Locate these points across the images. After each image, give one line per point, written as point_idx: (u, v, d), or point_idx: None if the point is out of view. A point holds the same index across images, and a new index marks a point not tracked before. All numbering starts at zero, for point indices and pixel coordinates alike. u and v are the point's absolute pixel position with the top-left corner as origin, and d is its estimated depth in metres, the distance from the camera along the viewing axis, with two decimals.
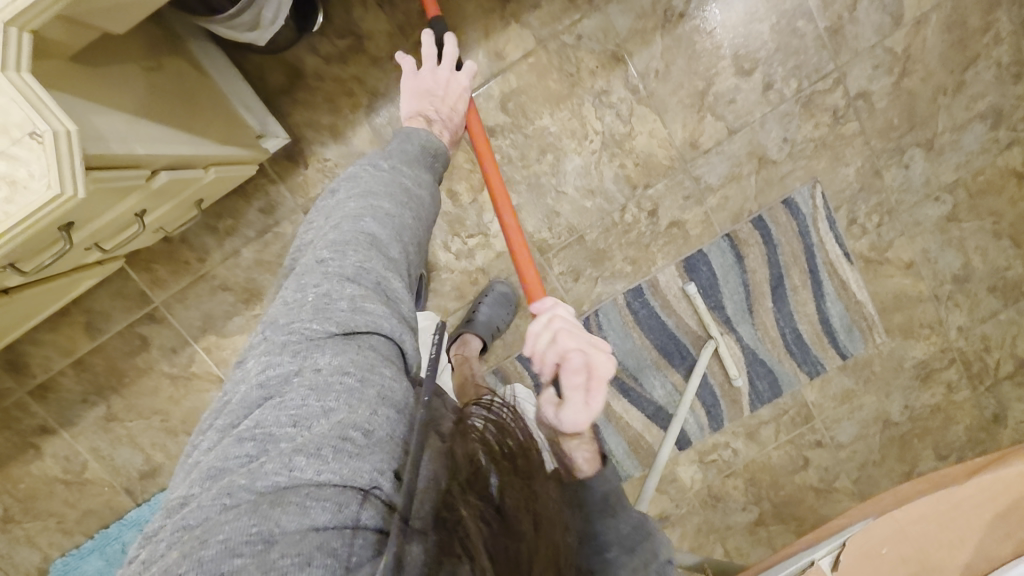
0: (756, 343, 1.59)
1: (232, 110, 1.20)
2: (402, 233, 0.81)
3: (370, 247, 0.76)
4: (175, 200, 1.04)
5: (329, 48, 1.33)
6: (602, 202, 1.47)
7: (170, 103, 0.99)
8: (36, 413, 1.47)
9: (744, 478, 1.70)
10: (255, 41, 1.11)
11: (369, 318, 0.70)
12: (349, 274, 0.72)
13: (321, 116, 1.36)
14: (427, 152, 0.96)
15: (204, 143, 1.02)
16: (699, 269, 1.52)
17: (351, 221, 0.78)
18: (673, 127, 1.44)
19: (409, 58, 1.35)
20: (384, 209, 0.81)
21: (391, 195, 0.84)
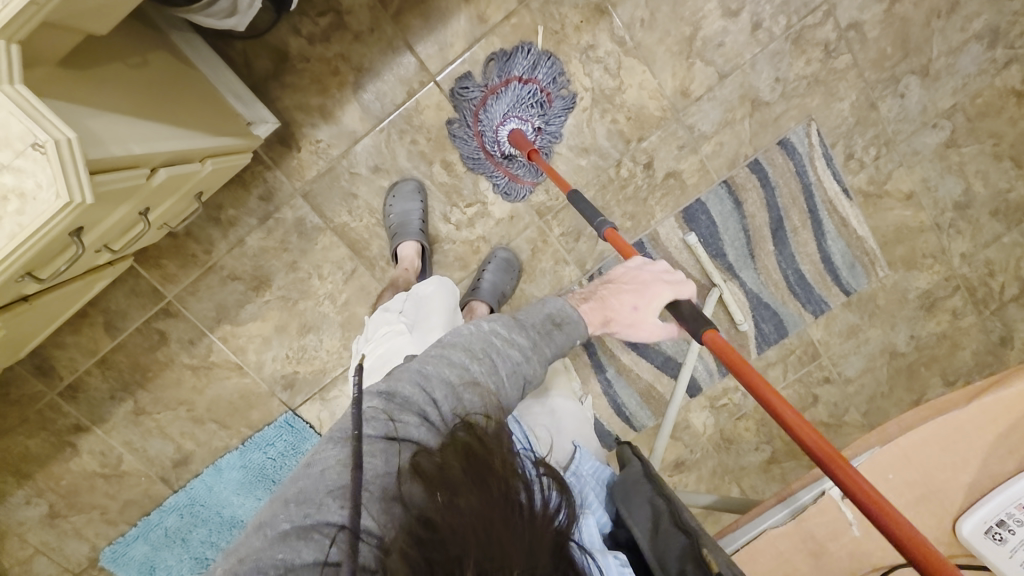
0: (759, 287, 1.61)
1: (221, 102, 1.20)
2: (458, 379, 0.73)
3: (431, 379, 0.72)
4: (176, 195, 1.05)
5: (310, 27, 1.30)
6: (597, 159, 1.47)
7: (162, 101, 1.00)
8: (69, 412, 1.53)
9: (754, 420, 1.77)
10: (234, 28, 1.08)
11: (399, 422, 0.66)
12: (404, 397, 0.69)
13: (308, 98, 1.35)
14: (551, 321, 0.87)
15: (198, 137, 1.03)
16: (698, 219, 1.53)
17: (425, 361, 0.75)
18: (662, 77, 1.42)
19: (392, 31, 1.32)
20: (460, 354, 0.76)
21: (475, 341, 0.78)
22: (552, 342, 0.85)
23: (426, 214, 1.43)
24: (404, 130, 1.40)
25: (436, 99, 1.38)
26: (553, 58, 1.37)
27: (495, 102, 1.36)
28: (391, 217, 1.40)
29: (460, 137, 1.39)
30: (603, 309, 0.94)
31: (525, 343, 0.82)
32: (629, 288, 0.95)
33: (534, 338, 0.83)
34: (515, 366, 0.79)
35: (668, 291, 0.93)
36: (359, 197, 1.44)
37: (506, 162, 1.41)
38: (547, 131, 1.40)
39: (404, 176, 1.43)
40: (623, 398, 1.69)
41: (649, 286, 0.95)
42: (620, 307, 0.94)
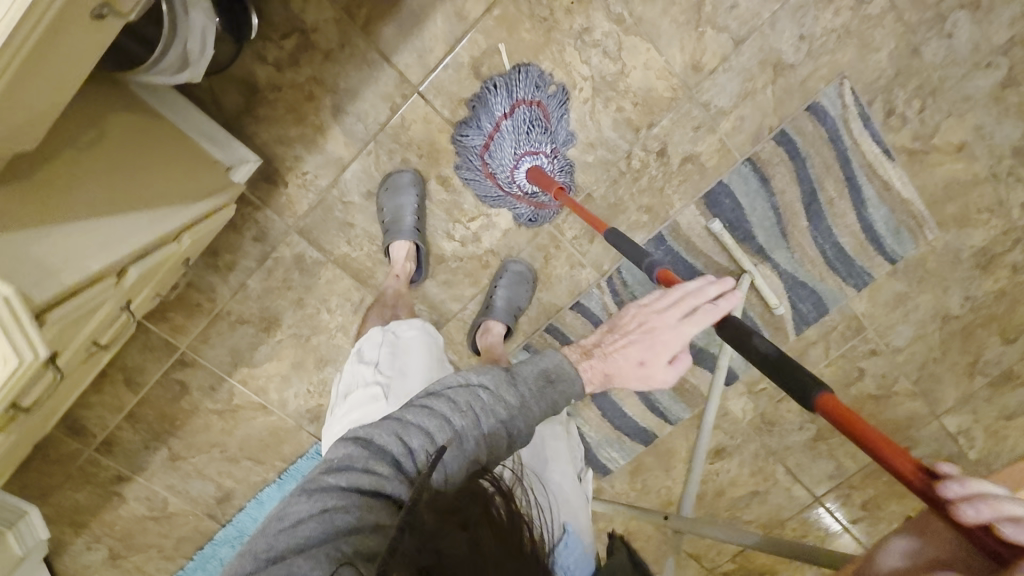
0: (794, 267, 1.50)
1: (194, 153, 1.10)
2: (436, 429, 0.70)
3: (411, 431, 0.70)
4: (158, 277, 0.99)
5: (275, 52, 1.18)
6: (605, 153, 1.34)
7: (128, 177, 0.90)
8: (108, 465, 1.55)
9: (797, 400, 1.70)
10: (189, 80, 0.98)
11: (379, 478, 0.64)
12: (386, 453, 0.67)
13: (286, 129, 1.25)
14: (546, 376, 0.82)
15: (172, 216, 0.95)
16: (721, 204, 1.40)
17: (405, 412, 0.72)
18: (670, 53, 1.26)
19: (364, 43, 1.19)
20: (444, 406, 0.72)
21: (460, 393, 0.74)
22: (545, 399, 0.80)
23: (423, 210, 1.32)
24: (393, 149, 1.29)
25: (423, 112, 1.26)
26: (529, 67, 1.23)
27: (497, 148, 1.26)
28: (384, 213, 1.30)
29: (487, 195, 1.33)
30: (611, 368, 0.87)
31: (516, 400, 0.77)
32: (636, 341, 0.89)
33: (527, 393, 0.79)
34: (502, 421, 0.75)
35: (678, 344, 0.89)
36: (355, 225, 1.35)
37: (535, 196, 1.31)
38: (560, 146, 1.29)
39: (400, 167, 1.31)
40: (656, 394, 1.63)
41: (660, 333, 0.89)
42: (629, 364, 0.88)
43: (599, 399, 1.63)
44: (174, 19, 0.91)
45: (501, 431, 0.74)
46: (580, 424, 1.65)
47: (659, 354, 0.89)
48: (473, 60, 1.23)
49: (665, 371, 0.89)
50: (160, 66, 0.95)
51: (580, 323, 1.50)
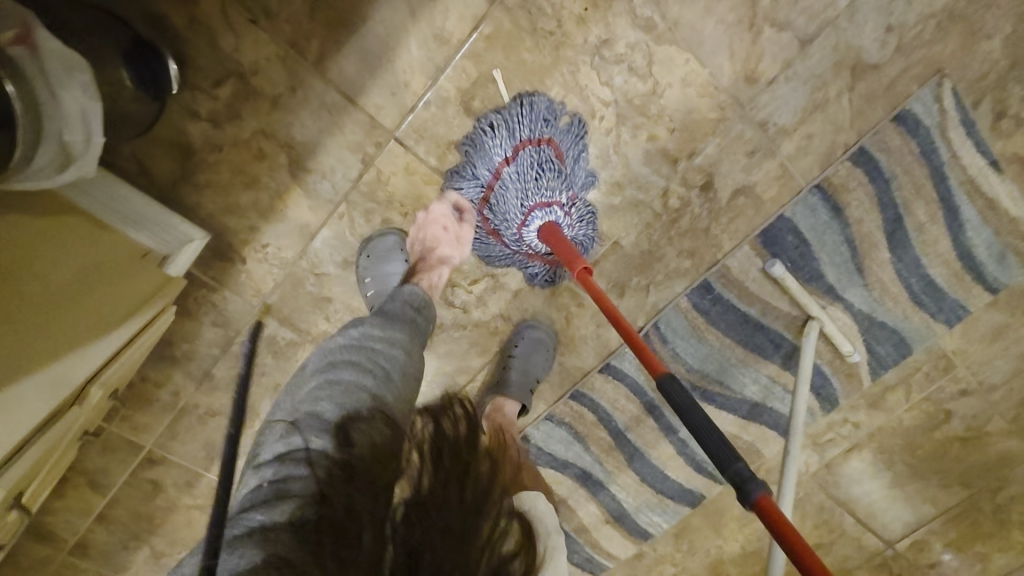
0: (871, 306, 1.22)
1: (113, 259, 0.86)
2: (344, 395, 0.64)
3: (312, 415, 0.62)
4: (58, 449, 0.81)
5: (208, 104, 0.93)
6: (635, 193, 1.06)
7: (15, 334, 0.65)
8: (86, 569, 1.34)
9: (870, 447, 1.44)
10: (74, 176, 0.78)
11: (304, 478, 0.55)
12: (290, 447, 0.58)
13: (236, 196, 1.00)
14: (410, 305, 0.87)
15: (68, 384, 0.73)
16: (782, 242, 1.12)
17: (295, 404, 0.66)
18: (715, 63, 0.97)
19: (321, 84, 0.93)
20: (347, 373, 0.68)
21: (358, 354, 0.71)
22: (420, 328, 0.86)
23: None
24: (370, 208, 1.03)
25: (404, 161, 1.00)
26: (532, 97, 0.95)
27: (500, 202, 1.00)
28: (367, 286, 1.04)
29: (495, 256, 1.08)
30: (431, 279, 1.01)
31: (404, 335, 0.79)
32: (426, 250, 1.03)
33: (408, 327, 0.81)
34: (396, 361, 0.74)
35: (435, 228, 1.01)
36: (333, 299, 1.11)
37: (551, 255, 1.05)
38: (578, 190, 1.03)
39: (384, 230, 1.05)
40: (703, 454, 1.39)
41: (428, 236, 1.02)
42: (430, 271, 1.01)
43: (636, 465, 1.38)
44: (40, 103, 0.70)
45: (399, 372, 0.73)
46: (615, 492, 1.42)
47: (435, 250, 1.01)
48: (460, 93, 0.96)
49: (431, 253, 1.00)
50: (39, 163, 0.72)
51: (613, 387, 1.27)
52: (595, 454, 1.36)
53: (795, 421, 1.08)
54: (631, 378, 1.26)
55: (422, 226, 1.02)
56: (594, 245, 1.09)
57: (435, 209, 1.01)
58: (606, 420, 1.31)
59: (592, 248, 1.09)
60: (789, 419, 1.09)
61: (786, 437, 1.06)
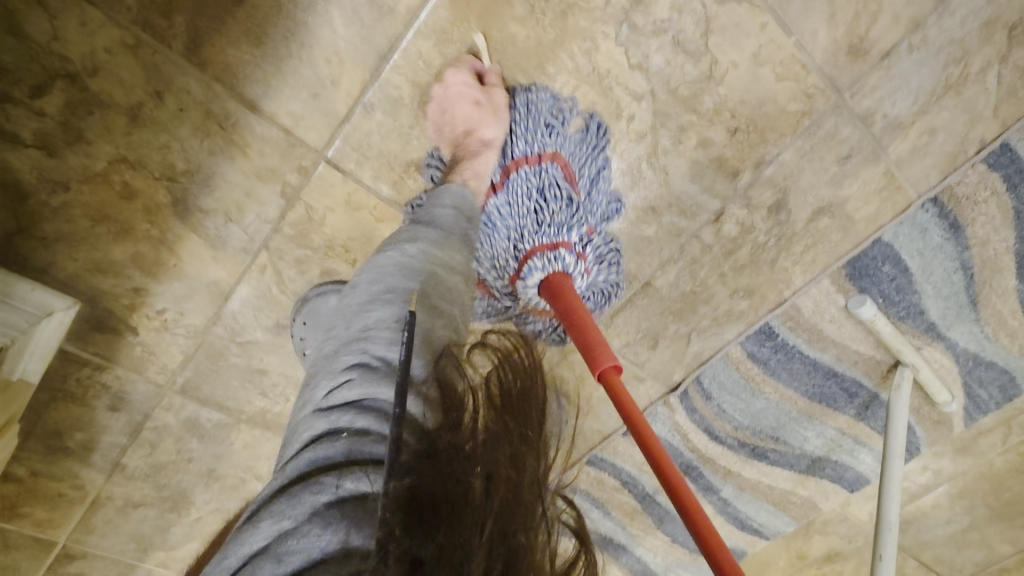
0: (982, 343, 0.88)
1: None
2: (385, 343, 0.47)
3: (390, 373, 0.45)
4: None
5: (33, 121, 0.61)
6: (676, 219, 0.76)
7: None
8: None
9: (968, 508, 1.12)
10: None
11: (324, 450, 0.40)
12: (373, 424, 0.42)
13: (104, 249, 0.69)
14: (461, 219, 0.60)
15: None
16: (877, 274, 0.80)
17: (346, 345, 0.48)
18: (801, 28, 0.65)
19: (203, 84, 0.63)
20: (375, 311, 0.49)
21: (407, 283, 0.52)
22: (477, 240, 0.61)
23: None
24: (304, 256, 0.73)
25: (346, 191, 0.70)
26: (529, 95, 0.66)
27: (483, 245, 0.70)
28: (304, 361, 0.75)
29: (483, 311, 0.78)
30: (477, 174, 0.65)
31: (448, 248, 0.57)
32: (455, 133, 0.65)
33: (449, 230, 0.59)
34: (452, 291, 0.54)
35: (471, 107, 0.63)
36: (268, 369, 0.83)
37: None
38: (595, 222, 0.71)
39: (322, 285, 0.74)
40: (745, 509, 1.06)
41: (461, 117, 0.64)
42: (477, 163, 0.65)
43: (667, 530, 1.07)
44: None
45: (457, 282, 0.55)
46: (641, 555, 1.09)
47: (477, 135, 0.65)
48: (417, 89, 0.65)
49: (486, 138, 0.65)
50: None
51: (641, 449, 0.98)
52: (616, 518, 1.06)
53: (886, 511, 0.79)
54: (665, 437, 0.99)
55: (443, 107, 0.65)
56: (617, 292, 0.79)
57: (452, 80, 0.63)
58: (631, 484, 1.02)
59: (615, 296, 0.79)
60: (877, 509, 0.80)
61: (874, 537, 0.78)
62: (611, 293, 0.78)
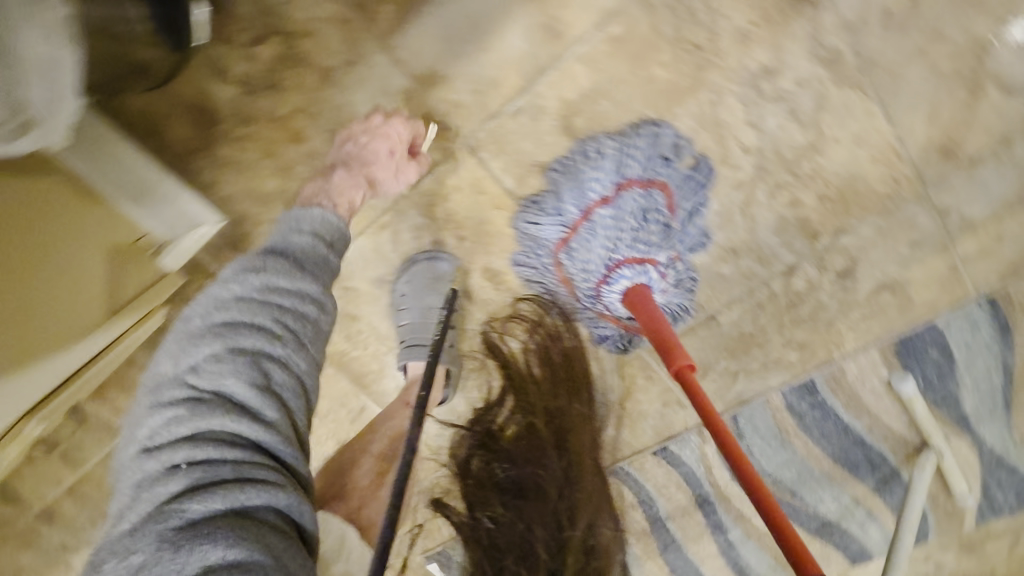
0: (1007, 447, 0.93)
1: (118, 263, 0.72)
2: (229, 376, 0.55)
3: (219, 403, 0.55)
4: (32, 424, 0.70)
5: (245, 64, 0.74)
6: (752, 264, 0.84)
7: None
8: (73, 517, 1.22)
9: None
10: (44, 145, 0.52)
11: (170, 483, 0.51)
12: (215, 455, 0.53)
13: (260, 181, 0.80)
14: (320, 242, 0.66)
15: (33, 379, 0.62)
16: (922, 357, 0.88)
17: (183, 379, 0.56)
18: (905, 121, 0.73)
19: (385, 61, 0.73)
20: (215, 347, 0.57)
21: (257, 313, 0.59)
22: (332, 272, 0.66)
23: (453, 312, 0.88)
24: (421, 224, 0.84)
25: (474, 176, 0.80)
26: (656, 128, 0.73)
27: (581, 248, 0.78)
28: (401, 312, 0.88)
29: (561, 307, 0.86)
30: None
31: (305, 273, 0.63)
32: None
33: (300, 254, 0.64)
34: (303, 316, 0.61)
35: None
36: (358, 317, 0.93)
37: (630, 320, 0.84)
38: (682, 251, 0.80)
39: (431, 253, 0.85)
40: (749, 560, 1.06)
41: None
42: None
43: (667, 559, 1.08)
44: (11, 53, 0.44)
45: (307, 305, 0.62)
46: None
47: None
48: (562, 104, 0.74)
49: None
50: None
51: (663, 472, 1.05)
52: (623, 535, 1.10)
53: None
54: (690, 468, 1.04)
55: None
56: (684, 317, 0.88)
57: None
58: (646, 503, 1.07)
59: (680, 321, 0.89)
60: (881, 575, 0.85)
61: None
62: (680, 317, 0.88)
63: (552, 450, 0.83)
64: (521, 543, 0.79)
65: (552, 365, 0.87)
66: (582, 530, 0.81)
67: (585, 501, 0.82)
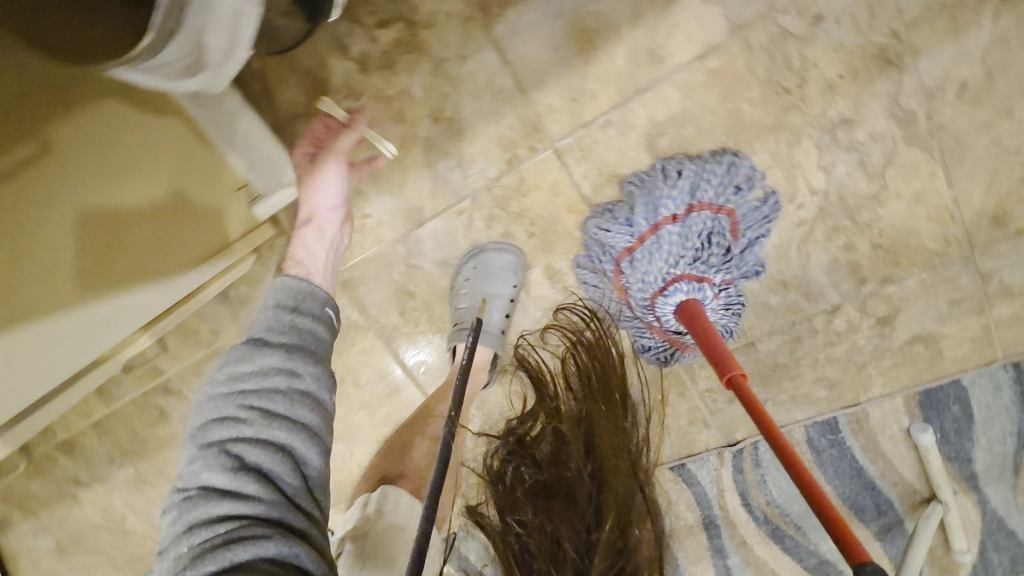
0: (1012, 512, 0.94)
1: (175, 233, 0.72)
2: (207, 467, 0.59)
3: (207, 492, 0.58)
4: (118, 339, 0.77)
5: (364, 44, 0.80)
6: (798, 299, 0.89)
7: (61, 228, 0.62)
8: (97, 447, 1.26)
9: None
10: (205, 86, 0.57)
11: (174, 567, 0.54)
12: (206, 532, 0.55)
13: (355, 153, 0.86)
14: (283, 309, 0.68)
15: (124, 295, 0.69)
16: (943, 411, 0.92)
17: (179, 483, 0.60)
18: (964, 187, 0.79)
19: (495, 60, 0.79)
20: (195, 447, 0.61)
21: (225, 404, 0.62)
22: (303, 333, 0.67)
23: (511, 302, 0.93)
24: (494, 215, 0.88)
25: (554, 177, 0.84)
26: (735, 158, 0.79)
27: (644, 260, 0.83)
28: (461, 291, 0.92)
29: (612, 311, 0.91)
30: None
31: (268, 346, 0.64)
32: None
33: (260, 330, 0.66)
34: (269, 386, 0.62)
35: None
36: (415, 295, 0.97)
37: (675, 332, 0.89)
38: (736, 277, 0.85)
39: (499, 244, 0.90)
40: None
41: None
42: None
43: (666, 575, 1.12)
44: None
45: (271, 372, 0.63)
46: None
47: None
48: (651, 123, 0.80)
49: None
50: (163, 51, 0.52)
51: (677, 489, 1.09)
52: None
53: None
54: (703, 488, 1.07)
55: None
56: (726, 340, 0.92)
57: None
58: None
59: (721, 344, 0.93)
60: None
61: None
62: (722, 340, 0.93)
63: (576, 454, 0.82)
64: (550, 544, 0.78)
65: (582, 373, 0.86)
66: (611, 530, 0.77)
67: (615, 501, 0.79)
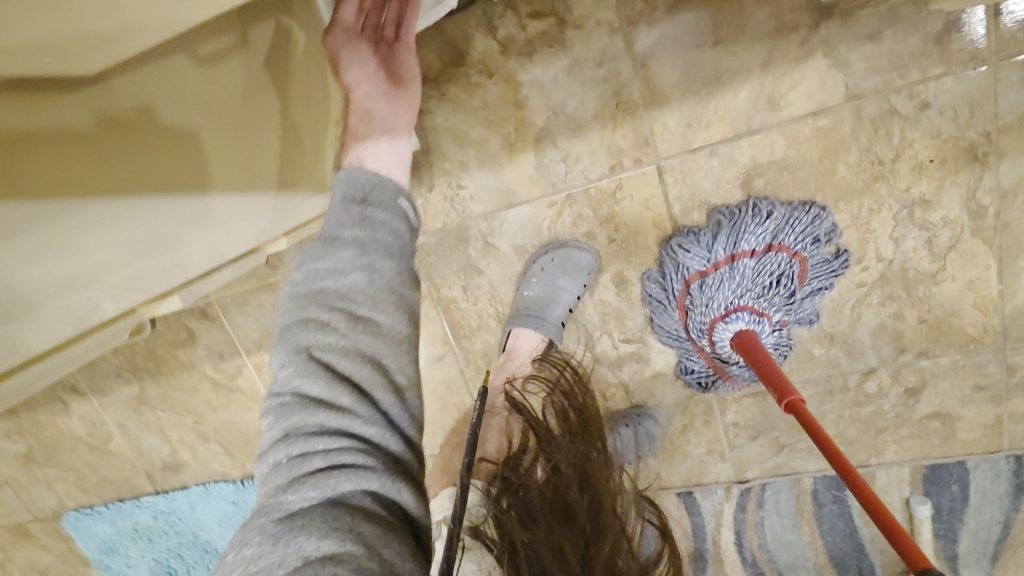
0: None
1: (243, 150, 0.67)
2: (298, 376, 0.50)
3: (301, 402, 0.50)
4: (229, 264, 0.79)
5: (511, 29, 0.86)
6: (839, 354, 0.95)
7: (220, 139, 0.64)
8: (106, 358, 1.24)
9: None
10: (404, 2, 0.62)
11: (275, 478, 0.49)
12: (306, 447, 0.49)
13: (470, 127, 0.91)
14: (363, 192, 0.54)
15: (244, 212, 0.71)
16: (943, 487, 0.98)
17: (269, 390, 0.52)
18: (1011, 284, 0.87)
19: (627, 73, 0.85)
20: (283, 353, 0.52)
21: (314, 306, 0.52)
22: (391, 226, 0.55)
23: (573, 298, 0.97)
24: (583, 214, 0.93)
25: (649, 192, 0.90)
26: (821, 212, 0.85)
27: (713, 286, 0.86)
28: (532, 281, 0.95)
29: (666, 327, 0.95)
30: None
31: (353, 238, 0.53)
32: None
33: (338, 217, 0.54)
34: (360, 287, 0.52)
35: None
36: (483, 274, 1.00)
37: (721, 360, 0.93)
38: (791, 320, 0.90)
39: (578, 243, 0.94)
40: None
41: None
42: None
43: None
44: None
45: (361, 270, 0.52)
46: None
47: None
48: (753, 163, 0.86)
49: None
50: None
51: (676, 517, 1.12)
52: None
53: None
54: (702, 520, 1.10)
55: None
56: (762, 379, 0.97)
57: None
58: None
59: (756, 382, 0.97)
60: None
61: None
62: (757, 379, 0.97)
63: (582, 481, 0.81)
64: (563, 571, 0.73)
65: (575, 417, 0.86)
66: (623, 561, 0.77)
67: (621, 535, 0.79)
